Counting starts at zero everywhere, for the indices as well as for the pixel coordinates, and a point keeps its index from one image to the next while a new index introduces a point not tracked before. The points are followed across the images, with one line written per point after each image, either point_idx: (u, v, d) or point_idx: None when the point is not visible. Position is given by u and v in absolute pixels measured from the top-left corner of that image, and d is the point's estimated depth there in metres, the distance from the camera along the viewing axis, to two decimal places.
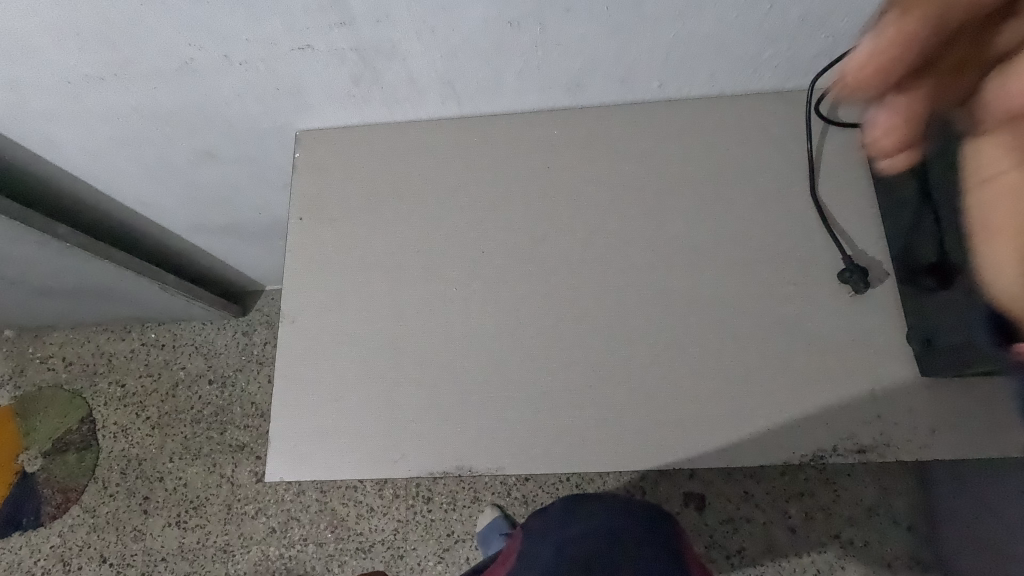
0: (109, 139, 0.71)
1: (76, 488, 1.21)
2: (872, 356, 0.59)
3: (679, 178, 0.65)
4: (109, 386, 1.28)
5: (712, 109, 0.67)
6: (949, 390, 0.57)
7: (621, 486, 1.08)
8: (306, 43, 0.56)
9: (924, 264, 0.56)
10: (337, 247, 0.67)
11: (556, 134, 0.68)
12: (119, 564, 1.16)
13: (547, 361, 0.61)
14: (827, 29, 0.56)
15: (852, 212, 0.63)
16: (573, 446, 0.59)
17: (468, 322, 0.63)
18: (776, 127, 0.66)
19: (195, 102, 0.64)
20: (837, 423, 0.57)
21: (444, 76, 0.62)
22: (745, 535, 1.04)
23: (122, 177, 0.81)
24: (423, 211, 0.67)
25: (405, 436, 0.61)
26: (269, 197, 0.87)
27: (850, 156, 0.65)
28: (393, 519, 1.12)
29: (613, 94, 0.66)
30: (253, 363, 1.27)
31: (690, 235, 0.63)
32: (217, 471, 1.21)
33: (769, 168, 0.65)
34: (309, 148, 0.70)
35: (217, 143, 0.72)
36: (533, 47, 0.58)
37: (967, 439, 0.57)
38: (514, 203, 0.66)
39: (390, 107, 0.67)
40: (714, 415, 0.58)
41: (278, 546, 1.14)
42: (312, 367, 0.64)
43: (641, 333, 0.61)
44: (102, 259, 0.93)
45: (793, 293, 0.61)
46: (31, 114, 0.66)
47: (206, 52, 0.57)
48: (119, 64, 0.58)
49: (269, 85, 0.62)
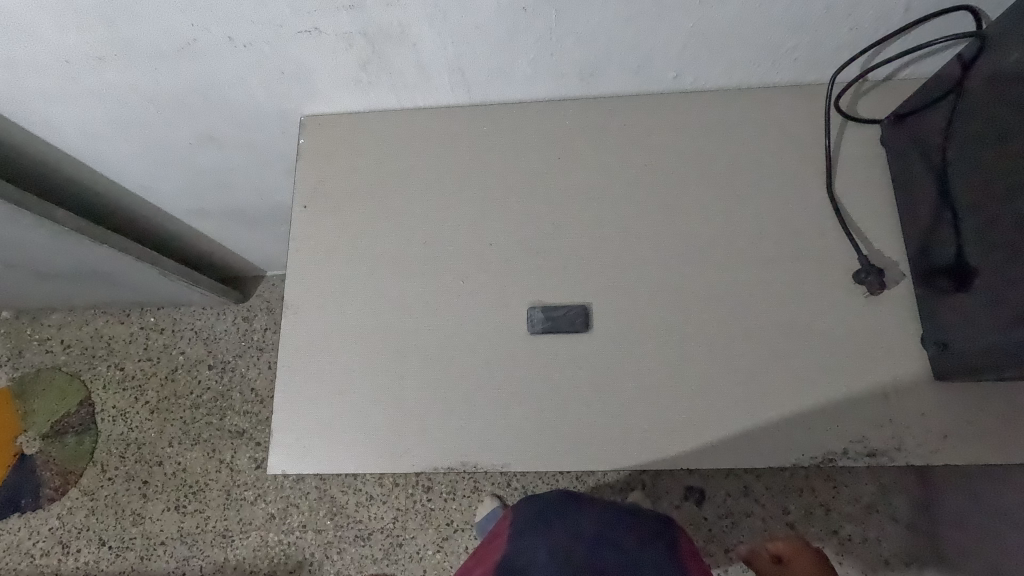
0: (109, 121, 0.70)
1: (74, 471, 1.21)
2: (886, 358, 0.58)
3: (694, 173, 0.64)
4: (108, 370, 1.27)
5: (728, 101, 0.65)
6: (962, 394, 0.57)
7: (621, 478, 1.09)
8: (312, 25, 0.54)
9: (942, 267, 0.55)
10: (341, 236, 0.66)
11: (568, 125, 0.66)
12: (118, 547, 1.17)
13: (555, 357, 0.60)
14: (851, 21, 0.55)
15: (868, 211, 0.62)
16: (580, 444, 0.58)
17: (474, 315, 0.62)
18: (794, 121, 0.64)
19: (198, 85, 0.63)
20: (849, 426, 0.57)
21: (455, 61, 0.60)
22: (745, 528, 1.06)
23: (122, 159, 0.79)
24: (430, 201, 0.66)
25: (410, 430, 0.60)
26: (273, 182, 0.85)
27: (869, 153, 0.63)
28: (393, 507, 1.13)
29: (627, 84, 0.65)
30: (253, 349, 1.26)
31: (703, 231, 0.62)
32: (216, 456, 1.20)
33: (784, 163, 0.63)
34: (314, 134, 0.68)
35: (220, 128, 0.71)
36: (548, 34, 0.56)
37: (980, 445, 0.56)
38: (523, 195, 0.65)
39: (398, 93, 0.66)
40: (723, 415, 0.58)
41: (277, 532, 1.15)
42: (316, 358, 0.63)
43: (651, 329, 0.60)
44: (100, 243, 0.91)
45: (806, 292, 0.60)
46: (28, 94, 0.65)
47: (210, 33, 0.55)
48: (119, 44, 0.57)
49: (273, 69, 0.60)
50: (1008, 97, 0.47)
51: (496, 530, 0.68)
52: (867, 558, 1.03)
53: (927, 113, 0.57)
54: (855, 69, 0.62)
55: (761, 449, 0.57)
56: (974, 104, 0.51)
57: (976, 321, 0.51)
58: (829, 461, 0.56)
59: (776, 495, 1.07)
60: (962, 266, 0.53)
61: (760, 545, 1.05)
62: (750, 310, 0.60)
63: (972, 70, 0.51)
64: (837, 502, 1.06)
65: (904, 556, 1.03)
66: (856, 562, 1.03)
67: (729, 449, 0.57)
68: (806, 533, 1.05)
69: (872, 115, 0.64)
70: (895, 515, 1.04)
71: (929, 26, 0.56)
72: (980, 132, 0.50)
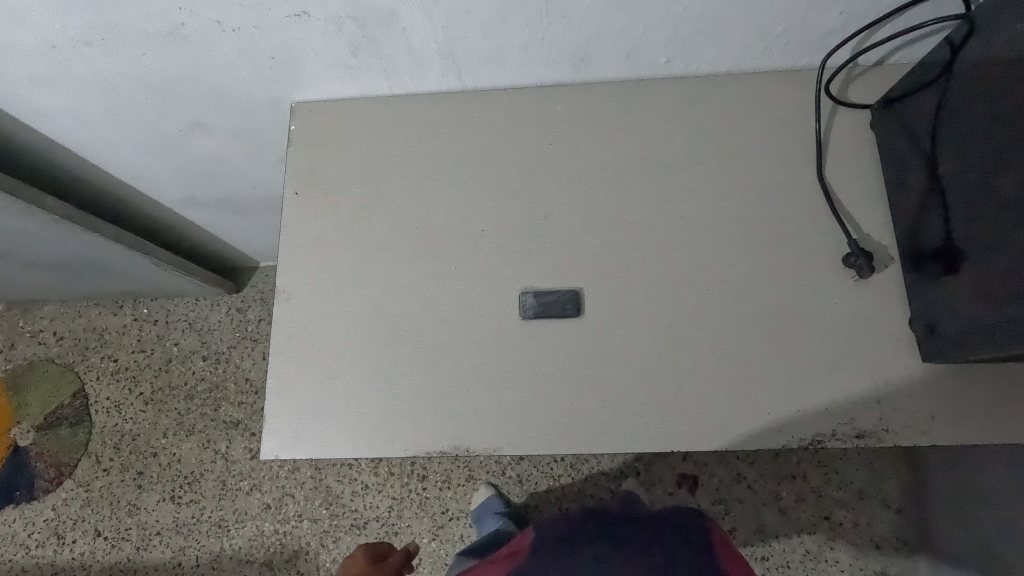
0: (99, 107, 0.69)
1: (69, 462, 1.21)
2: (875, 341, 0.58)
3: (686, 158, 0.64)
4: (101, 361, 1.26)
5: (720, 87, 0.65)
6: (949, 378, 0.57)
7: (616, 466, 1.10)
8: (301, 9, 0.54)
9: (930, 250, 0.56)
10: (334, 223, 0.66)
11: (559, 111, 0.66)
12: (113, 538, 1.17)
13: (548, 342, 0.60)
14: (841, 5, 0.55)
15: (859, 196, 0.62)
16: (571, 427, 0.58)
17: (466, 301, 0.62)
18: (784, 106, 0.64)
19: (187, 70, 0.62)
20: (837, 408, 0.57)
21: (446, 45, 0.60)
22: (737, 514, 1.07)
23: (114, 147, 0.79)
24: (422, 188, 0.66)
25: (404, 415, 0.60)
26: (265, 171, 0.85)
27: (859, 138, 0.64)
28: (388, 496, 1.14)
29: (618, 69, 0.65)
30: (248, 340, 1.26)
31: (694, 217, 0.62)
32: (211, 447, 1.20)
33: (775, 149, 0.64)
34: (304, 120, 0.68)
35: (209, 114, 0.71)
36: (538, 19, 0.56)
37: (967, 426, 0.57)
38: (515, 180, 0.65)
39: (390, 79, 0.65)
40: (714, 398, 0.58)
41: (273, 522, 1.15)
42: (309, 344, 0.63)
43: (643, 314, 0.60)
44: (92, 233, 0.91)
45: (796, 276, 0.60)
46: (16, 80, 0.64)
47: (198, 17, 0.55)
48: (107, 28, 0.56)
49: (263, 53, 0.60)
50: (995, 80, 0.48)
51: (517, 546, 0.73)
52: (858, 542, 1.04)
53: (916, 97, 0.57)
54: (845, 54, 0.62)
55: (751, 431, 0.57)
56: (963, 87, 0.51)
57: (964, 303, 0.52)
58: (818, 443, 0.57)
59: (769, 481, 1.08)
60: (950, 249, 0.53)
61: (753, 531, 1.06)
62: (741, 294, 0.60)
63: (961, 53, 0.51)
64: (829, 488, 1.07)
65: (894, 541, 1.04)
66: (848, 547, 1.04)
67: (721, 432, 0.57)
68: (798, 519, 1.06)
69: (862, 100, 0.64)
70: (886, 500, 1.06)
71: (919, 9, 0.56)
72: (969, 115, 0.50)
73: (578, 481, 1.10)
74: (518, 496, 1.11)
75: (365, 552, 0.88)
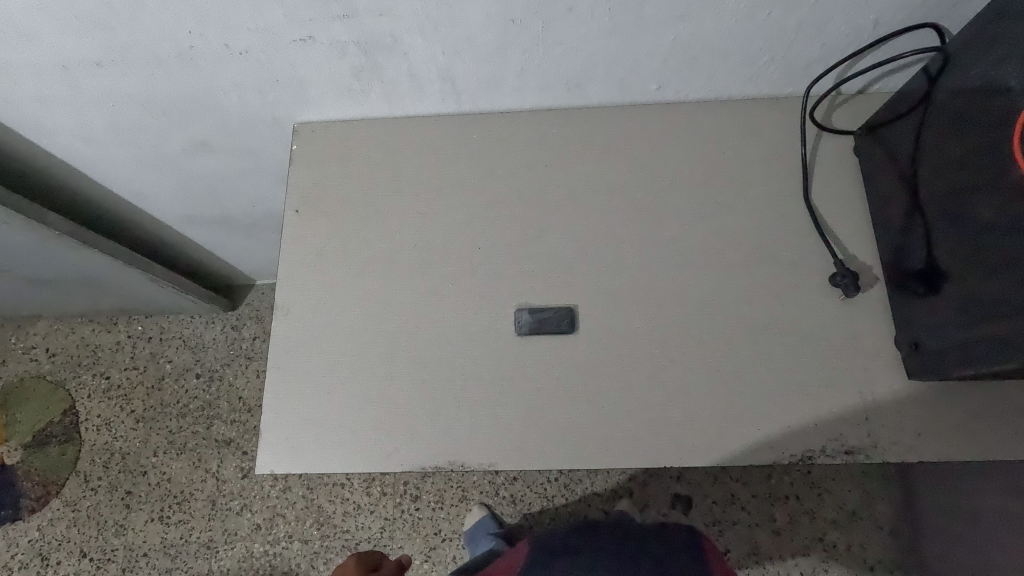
0: (104, 125, 0.71)
1: (56, 481, 1.19)
2: (861, 359, 0.60)
3: (676, 180, 0.66)
4: (93, 379, 1.26)
5: (710, 113, 0.68)
6: (933, 395, 0.59)
7: (609, 486, 1.10)
8: (307, 34, 0.56)
9: (913, 271, 0.57)
10: (334, 240, 0.67)
11: (555, 133, 0.68)
12: (98, 559, 1.15)
13: (542, 358, 0.61)
14: (822, 37, 0.58)
15: (844, 217, 0.64)
16: (564, 444, 0.59)
17: (462, 319, 0.63)
18: (772, 131, 0.67)
19: (194, 90, 0.64)
20: (826, 425, 0.58)
21: (445, 71, 0.62)
22: (731, 536, 1.07)
23: (115, 164, 0.80)
24: (418, 207, 0.67)
25: (399, 430, 0.61)
26: (266, 189, 0.87)
27: (843, 163, 0.66)
28: (380, 517, 1.13)
29: (611, 95, 0.67)
30: (242, 358, 1.26)
31: (684, 236, 0.64)
32: (202, 466, 1.19)
33: (763, 172, 0.66)
34: (306, 141, 0.70)
35: (212, 133, 0.72)
36: (534, 46, 0.58)
37: (954, 443, 0.58)
38: (511, 200, 0.67)
39: (390, 102, 0.67)
40: (704, 413, 0.59)
41: (262, 543, 1.14)
42: (306, 359, 0.63)
43: (635, 332, 0.62)
44: (91, 249, 0.92)
45: (785, 295, 0.62)
46: (24, 98, 0.65)
47: (207, 40, 0.57)
48: (118, 50, 0.58)
49: (268, 76, 0.61)
50: (970, 109, 0.50)
51: (510, 560, 0.77)
52: (853, 565, 1.04)
53: (897, 123, 0.59)
54: (828, 83, 0.65)
55: (741, 446, 0.58)
56: (940, 116, 0.53)
57: (946, 321, 0.53)
58: (808, 459, 0.58)
59: (762, 502, 1.08)
60: (933, 269, 0.55)
61: (746, 553, 1.06)
62: (732, 311, 0.62)
63: (937, 84, 0.54)
64: (822, 509, 1.07)
65: (887, 563, 1.04)
66: (842, 569, 1.04)
67: (713, 447, 0.58)
68: (790, 541, 1.06)
69: (845, 127, 0.67)
70: (879, 522, 1.06)
71: (897, 42, 0.59)
72: (946, 144, 0.53)
73: (572, 502, 1.10)
74: (512, 517, 1.10)
75: (359, 561, 0.86)
